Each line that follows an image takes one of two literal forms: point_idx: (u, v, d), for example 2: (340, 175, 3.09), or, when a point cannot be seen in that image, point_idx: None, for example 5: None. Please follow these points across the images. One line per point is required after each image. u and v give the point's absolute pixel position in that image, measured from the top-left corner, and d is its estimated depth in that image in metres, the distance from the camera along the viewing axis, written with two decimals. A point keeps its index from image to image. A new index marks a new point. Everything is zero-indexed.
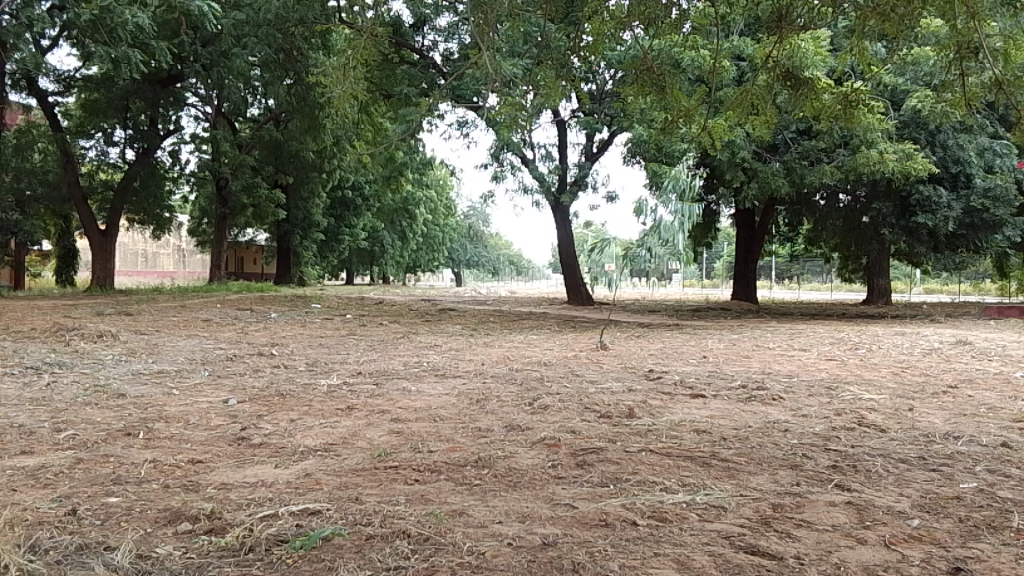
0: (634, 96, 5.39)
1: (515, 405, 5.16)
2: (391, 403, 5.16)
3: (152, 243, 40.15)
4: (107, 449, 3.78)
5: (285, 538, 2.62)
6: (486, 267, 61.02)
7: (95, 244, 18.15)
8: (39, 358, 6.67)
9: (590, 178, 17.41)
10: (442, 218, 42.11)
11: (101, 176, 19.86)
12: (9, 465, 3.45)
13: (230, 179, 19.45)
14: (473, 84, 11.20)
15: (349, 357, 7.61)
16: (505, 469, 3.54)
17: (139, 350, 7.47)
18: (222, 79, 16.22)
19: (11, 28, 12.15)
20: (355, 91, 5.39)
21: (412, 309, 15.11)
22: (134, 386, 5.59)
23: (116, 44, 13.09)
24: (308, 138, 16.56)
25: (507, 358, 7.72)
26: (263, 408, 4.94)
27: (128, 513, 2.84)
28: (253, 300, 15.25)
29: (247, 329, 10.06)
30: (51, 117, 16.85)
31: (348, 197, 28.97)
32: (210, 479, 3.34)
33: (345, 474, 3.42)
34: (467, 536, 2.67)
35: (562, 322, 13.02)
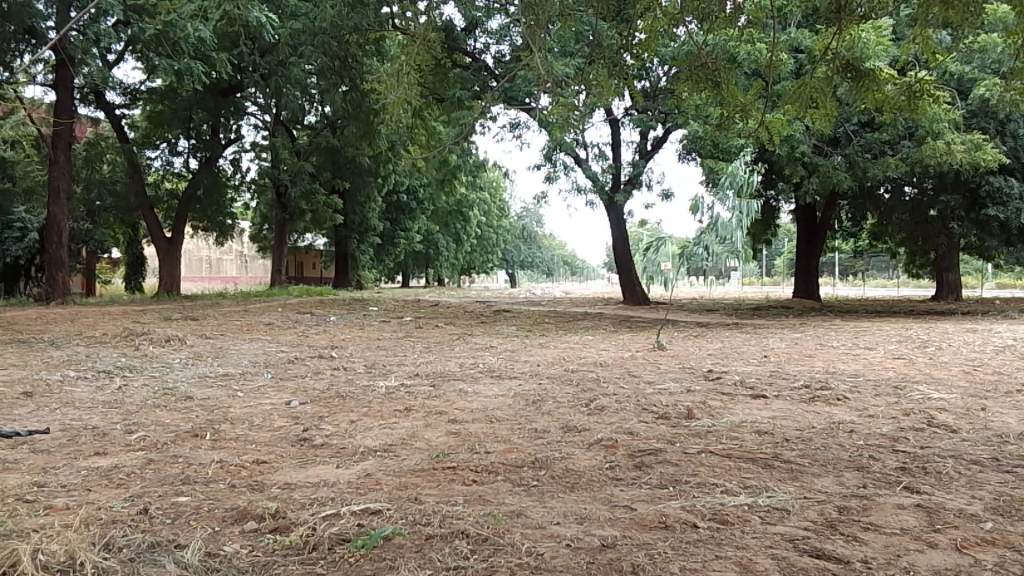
0: (689, 93, 5.31)
1: (571, 406, 5.14)
2: (448, 404, 5.20)
3: (216, 250, 41.33)
4: (176, 450, 3.91)
5: (347, 537, 2.66)
6: (540, 268, 61.04)
7: (162, 251, 18.72)
8: (111, 362, 6.91)
9: (645, 176, 17.27)
10: (496, 220, 42.31)
11: (167, 185, 20.51)
12: (84, 466, 3.59)
13: (290, 185, 19.88)
14: (525, 86, 11.21)
15: (407, 358, 7.69)
16: (563, 470, 3.53)
17: (205, 354, 7.70)
18: (280, 87, 16.61)
19: (79, 44, 12.66)
20: (409, 97, 5.47)
21: (467, 311, 15.19)
22: (201, 389, 5.76)
23: (179, 57, 13.50)
24: (363, 143, 16.82)
25: (563, 359, 7.69)
26: (324, 409, 5.03)
27: (196, 512, 2.92)
28: (312, 304, 15.56)
29: (307, 332, 10.26)
30: (119, 128, 17.48)
31: (403, 201, 29.34)
32: (274, 479, 3.42)
33: (404, 475, 3.46)
34: (525, 537, 2.67)
35: (619, 322, 12.91)
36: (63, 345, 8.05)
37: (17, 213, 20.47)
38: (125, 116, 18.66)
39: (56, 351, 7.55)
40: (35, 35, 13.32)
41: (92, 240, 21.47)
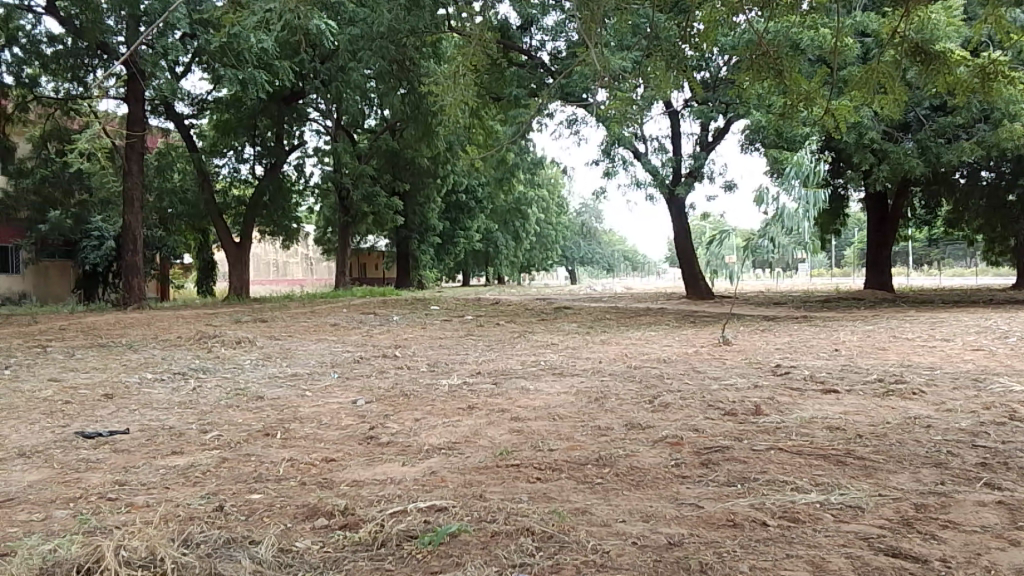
0: (751, 81, 5.19)
1: (634, 403, 5.10)
2: (510, 402, 5.21)
3: (283, 254, 42.42)
4: (249, 448, 4.02)
5: (414, 534, 2.70)
6: (600, 264, 60.71)
7: (231, 256, 19.28)
8: (186, 364, 7.16)
9: (706, 168, 16.98)
10: (554, 217, 42.25)
11: (235, 192, 21.12)
12: (163, 464, 3.73)
13: (351, 189, 20.31)
14: (582, 82, 11.15)
15: (468, 357, 7.74)
16: (628, 467, 3.50)
17: (274, 355, 7.90)
18: (341, 92, 16.94)
19: (148, 58, 13.09)
20: (466, 97, 5.51)
21: (528, 309, 15.20)
22: (271, 389, 5.92)
23: (243, 67, 13.87)
24: (423, 145, 17.01)
25: (625, 356, 7.62)
26: (389, 408, 5.11)
27: (269, 509, 3.00)
28: (375, 305, 15.77)
29: (371, 332, 10.43)
30: (188, 138, 18.08)
31: (462, 201, 29.56)
32: (342, 476, 3.49)
33: (469, 472, 3.49)
34: (591, 535, 2.66)
35: (682, 317, 12.73)
36: (141, 348, 8.38)
37: (95, 222, 21.38)
38: (193, 126, 19.28)
39: (135, 354, 7.86)
40: (108, 50, 13.84)
41: (165, 246, 22.27)
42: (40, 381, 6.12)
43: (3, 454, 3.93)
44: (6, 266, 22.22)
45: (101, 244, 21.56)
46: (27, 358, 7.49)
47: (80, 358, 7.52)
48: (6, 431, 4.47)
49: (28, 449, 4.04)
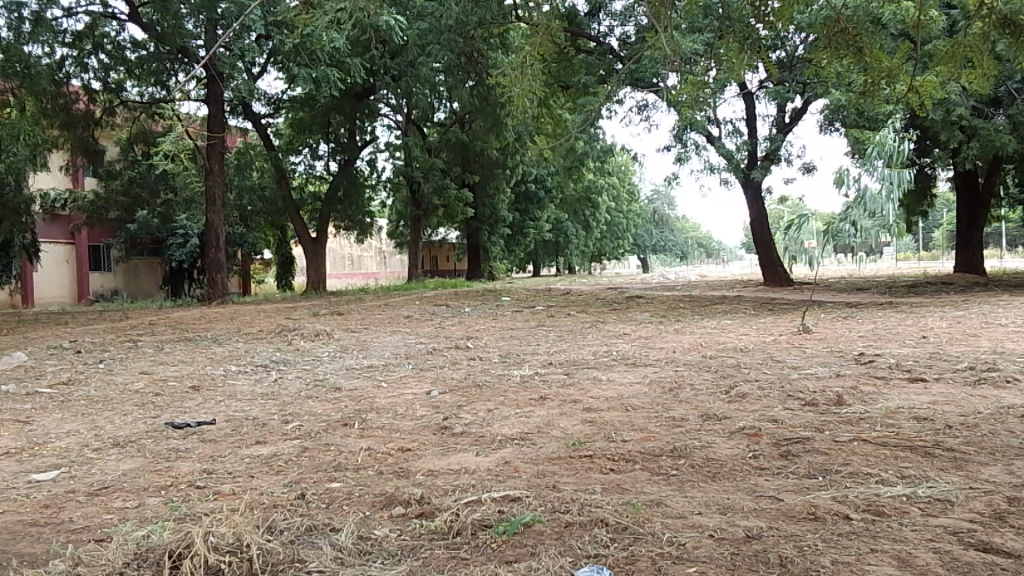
0: (828, 60, 5.01)
1: (710, 393, 5.01)
2: (582, 392, 5.19)
3: (358, 248, 43.26)
4: (329, 438, 4.13)
5: (489, 523, 2.72)
6: (673, 251, 59.78)
7: (309, 250, 19.77)
8: (267, 357, 7.40)
9: (783, 151, 16.50)
10: (625, 205, 41.81)
11: (311, 189, 21.65)
12: (247, 454, 3.86)
13: (423, 182, 20.55)
14: (652, 68, 10.95)
15: (540, 347, 7.74)
16: (703, 459, 3.45)
17: (350, 347, 8.07)
18: (411, 87, 17.15)
19: (227, 60, 13.42)
20: (534, 88, 5.50)
21: (600, 298, 15.09)
22: (348, 380, 6.07)
23: (316, 65, 14.15)
24: (492, 137, 17.06)
25: (700, 345, 7.47)
26: (462, 398, 5.16)
27: (348, 498, 3.08)
28: (447, 296, 15.90)
29: (444, 324, 10.56)
30: (265, 137, 18.61)
31: (532, 191, 29.54)
32: (418, 466, 3.55)
33: (543, 463, 3.49)
34: (666, 527, 2.62)
35: (759, 305, 12.42)
36: (224, 342, 8.69)
37: (180, 221, 22.25)
38: (270, 125, 19.82)
39: (220, 347, 8.16)
40: (188, 54, 14.34)
41: (246, 243, 23.02)
42: (133, 374, 6.43)
43: (101, 443, 4.14)
44: (100, 264, 23.42)
45: (186, 242, 22.43)
46: (120, 352, 7.87)
47: (169, 352, 7.86)
48: (103, 422, 4.71)
49: (123, 438, 4.25)
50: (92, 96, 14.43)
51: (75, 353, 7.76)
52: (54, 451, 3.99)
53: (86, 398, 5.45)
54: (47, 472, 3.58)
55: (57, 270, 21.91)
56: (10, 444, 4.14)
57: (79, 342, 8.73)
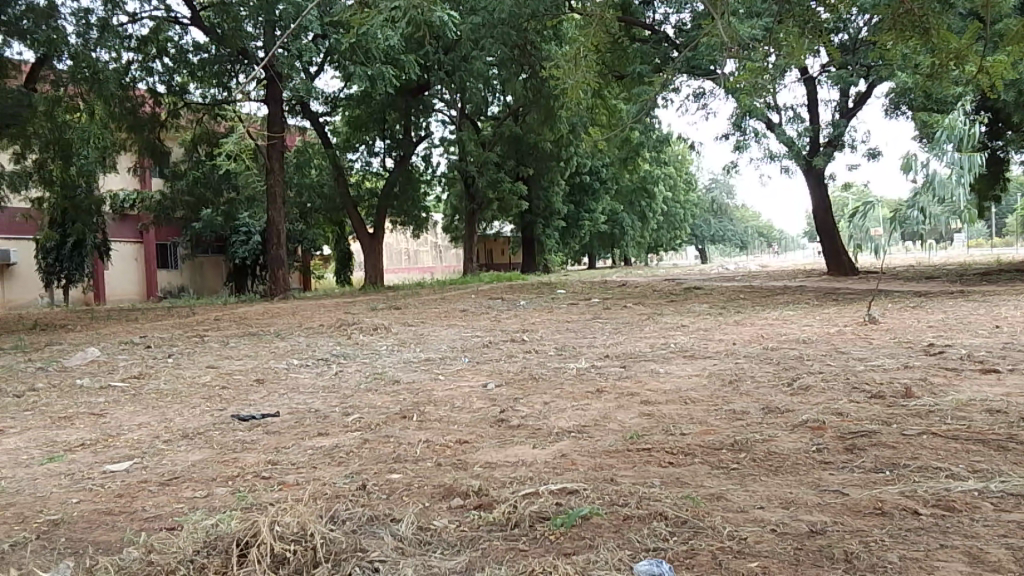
0: (893, 41, 4.83)
1: (772, 385, 4.91)
2: (639, 385, 5.15)
3: (414, 243, 43.70)
4: (388, 430, 4.19)
5: (546, 515, 2.72)
6: (733, 241, 58.74)
7: (366, 246, 20.04)
8: (328, 351, 7.54)
9: (847, 136, 16.04)
10: (682, 195, 41.20)
11: (368, 185, 21.95)
12: (310, 445, 3.95)
13: (477, 176, 20.64)
14: (708, 55, 10.74)
15: (596, 340, 7.70)
16: (765, 452, 3.38)
17: (409, 340, 8.16)
18: (465, 82, 17.23)
19: (285, 60, 13.64)
20: (588, 78, 5.46)
21: (656, 290, 14.93)
22: (407, 373, 6.14)
23: (371, 63, 14.32)
24: (546, 128, 17.00)
25: (760, 337, 7.33)
26: (518, 391, 5.18)
27: (408, 489, 3.12)
28: (503, 290, 15.92)
29: (500, 317, 10.60)
30: (323, 135, 18.94)
31: (586, 182, 29.38)
32: (476, 458, 3.57)
33: (600, 456, 3.48)
34: (727, 521, 2.59)
35: (823, 295, 12.10)
36: (287, 336, 8.89)
37: (243, 220, 22.80)
38: (328, 123, 20.14)
39: (282, 341, 8.35)
40: (248, 55, 14.65)
41: (306, 239, 23.50)
42: (200, 368, 6.62)
43: (171, 435, 4.29)
44: (167, 263, 24.19)
45: (248, 240, 22.98)
46: (188, 347, 8.14)
47: (234, 347, 8.08)
48: (172, 414, 4.87)
49: (191, 431, 4.38)
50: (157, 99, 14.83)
51: (145, 348, 8.04)
52: (127, 443, 4.15)
53: (156, 391, 5.65)
54: (121, 463, 3.72)
55: (126, 268, 22.74)
56: (85, 436, 4.31)
57: (150, 337, 9.05)
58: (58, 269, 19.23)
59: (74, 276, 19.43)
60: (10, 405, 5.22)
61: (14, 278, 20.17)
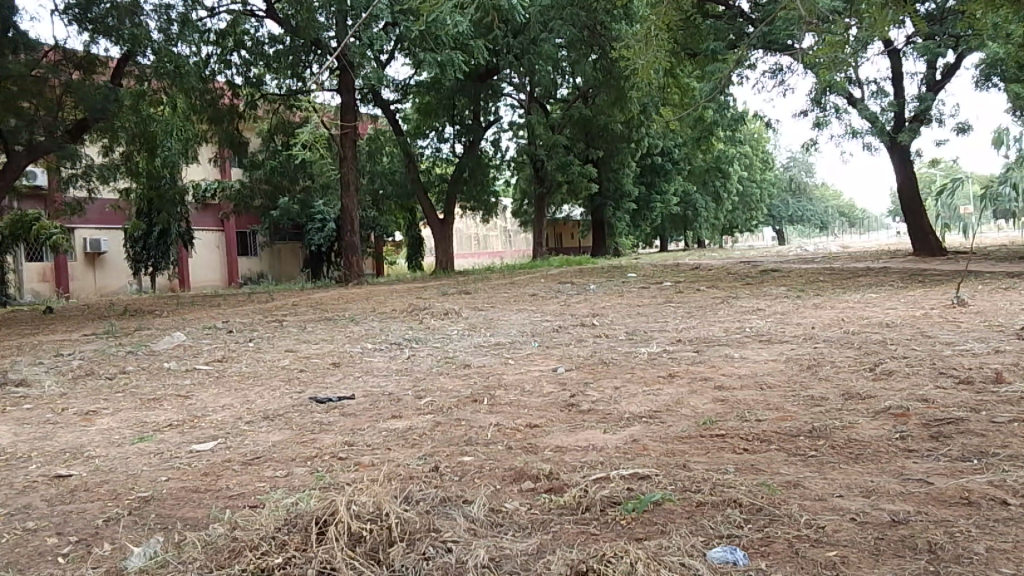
0: (985, 10, 4.56)
1: (852, 370, 4.76)
2: (713, 370, 5.06)
3: (483, 228, 43.93)
4: (459, 413, 4.24)
5: (618, 500, 2.70)
6: (812, 222, 56.90)
7: (437, 231, 20.24)
8: (400, 335, 7.66)
9: (934, 110, 15.31)
10: (759, 174, 40.09)
11: (438, 170, 22.17)
12: (384, 427, 4.03)
13: (546, 159, 20.54)
14: (784, 29, 10.38)
15: (668, 324, 7.60)
16: (845, 440, 3.28)
17: (479, 325, 8.22)
18: (534, 65, 17.13)
19: (356, 49, 13.73)
20: (658, 58, 5.36)
21: (731, 273, 14.60)
22: (477, 356, 6.21)
23: (441, 49, 14.34)
24: (615, 109, 16.74)
25: (841, 320, 7.10)
26: (589, 375, 5.16)
27: (480, 471, 3.16)
28: (572, 274, 15.84)
29: (570, 301, 10.57)
30: (394, 122, 19.16)
31: (658, 163, 28.89)
32: (546, 442, 3.58)
33: (672, 441, 3.43)
34: (804, 509, 2.52)
35: (907, 276, 11.61)
36: (361, 320, 9.11)
37: (318, 207, 23.32)
38: (398, 111, 20.36)
39: (356, 326, 8.53)
40: (321, 45, 14.89)
41: (378, 226, 23.86)
42: (279, 352, 6.83)
43: (252, 416, 4.44)
44: (246, 250, 25.00)
45: (324, 227, 23.51)
46: (267, 331, 8.40)
47: (311, 331, 8.30)
48: (254, 396, 5.06)
49: (272, 412, 4.53)
50: (235, 91, 15.26)
51: (228, 332, 8.34)
52: (211, 423, 4.32)
53: (238, 374, 5.86)
54: (206, 443, 3.87)
55: (209, 256, 23.60)
56: (172, 417, 4.51)
57: (232, 322, 9.38)
58: (145, 257, 20.09)
59: (160, 263, 20.26)
60: (104, 387, 5.50)
61: (105, 266, 21.16)
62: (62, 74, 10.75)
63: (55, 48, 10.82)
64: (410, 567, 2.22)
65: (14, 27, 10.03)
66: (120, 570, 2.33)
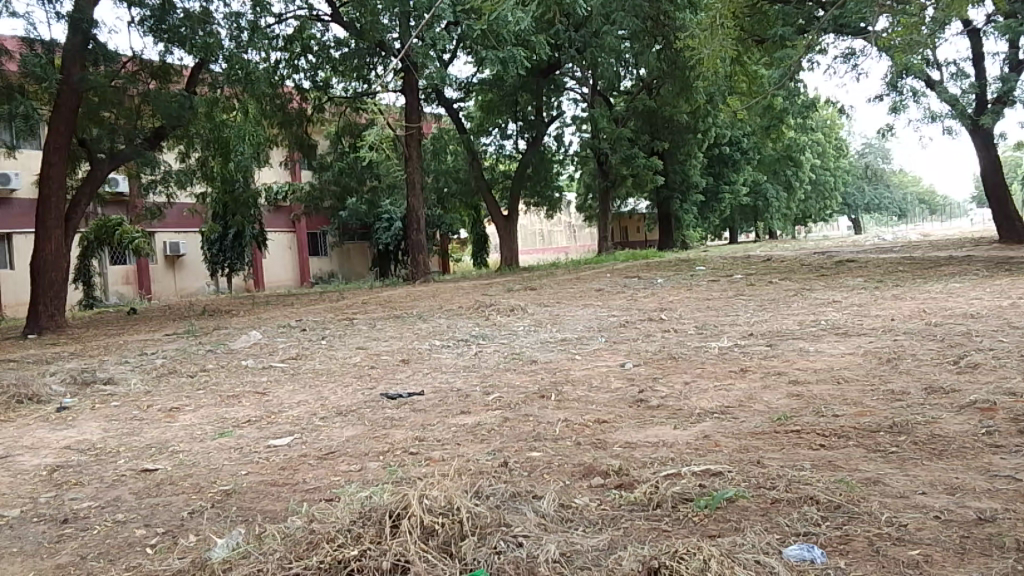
0: None
1: (935, 363, 4.57)
2: (788, 364, 4.94)
3: (548, 223, 43.83)
4: (528, 409, 4.25)
5: (689, 496, 2.67)
6: (889, 209, 54.92)
7: (501, 228, 20.30)
8: (468, 331, 7.72)
9: (1019, 91, 14.56)
10: (832, 161, 38.84)
11: (502, 167, 22.24)
12: (453, 423, 4.07)
13: (611, 153, 20.37)
14: (859, 10, 10.00)
15: (740, 318, 7.44)
16: (928, 435, 3.15)
17: (545, 321, 8.22)
18: (597, 58, 16.96)
19: (420, 49, 13.85)
20: (726, 47, 5.25)
21: (805, 264, 14.18)
22: (545, 352, 6.20)
23: (503, 46, 14.35)
24: (681, 99, 16.43)
25: (922, 312, 6.83)
26: (657, 371, 5.11)
27: (549, 467, 3.16)
28: (639, 268, 15.69)
29: (637, 296, 10.45)
30: (458, 120, 19.29)
31: (726, 153, 28.29)
32: (616, 438, 3.55)
33: (746, 437, 3.36)
34: (885, 507, 2.43)
35: (994, 265, 11.07)
36: (428, 318, 9.21)
37: (385, 207, 23.69)
38: (461, 109, 20.47)
39: (425, 323, 8.64)
40: (385, 47, 15.08)
41: (444, 224, 24.09)
42: (352, 349, 6.96)
43: (326, 412, 4.55)
44: (317, 250, 25.61)
45: (390, 226, 23.87)
46: (338, 329, 8.58)
47: (381, 328, 8.45)
48: (327, 392, 5.19)
49: (345, 408, 4.63)
50: (303, 95, 15.62)
51: (301, 331, 8.57)
52: (287, 419, 4.44)
53: (312, 371, 6.02)
54: (283, 438, 3.98)
55: (282, 256, 24.26)
56: (251, 413, 4.66)
57: (305, 320, 9.62)
58: (221, 258, 20.80)
59: (236, 265, 20.94)
60: (186, 384, 5.71)
61: (185, 267, 21.99)
62: (140, 84, 11.30)
63: (133, 59, 11.24)
64: (482, 561, 2.24)
65: (94, 40, 10.39)
66: (205, 560, 2.42)
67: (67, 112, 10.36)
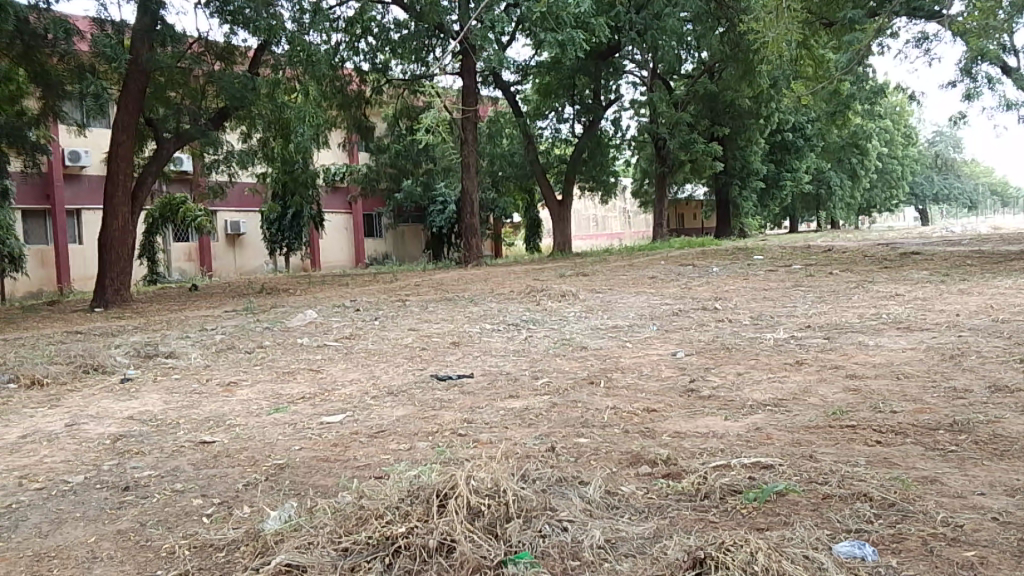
0: None
1: (1001, 361, 4.41)
2: (845, 358, 4.81)
3: (602, 209, 43.46)
4: (576, 395, 4.24)
5: (738, 488, 2.63)
6: (959, 201, 53.05)
7: (554, 212, 20.23)
8: (518, 316, 7.73)
9: None
10: (900, 149, 37.53)
11: (557, 151, 22.11)
12: (502, 406, 4.09)
13: (668, 138, 20.02)
14: None
15: (796, 309, 7.27)
16: (991, 435, 3.05)
17: (596, 307, 8.17)
18: (656, 41, 16.66)
19: (478, 31, 13.79)
20: (790, 31, 5.12)
21: (867, 255, 13.74)
22: (595, 339, 6.18)
23: (562, 29, 14.21)
24: (744, 83, 16.00)
25: (992, 308, 6.57)
26: (709, 360, 5.05)
27: (596, 453, 3.15)
28: (694, 256, 15.40)
29: (691, 284, 10.29)
30: (515, 103, 19.21)
31: (788, 140, 27.59)
32: (665, 427, 3.52)
33: (798, 431, 3.30)
34: (941, 506, 2.36)
35: None
36: (480, 301, 9.25)
37: (439, 189, 23.81)
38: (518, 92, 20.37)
39: (476, 307, 8.67)
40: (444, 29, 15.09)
41: (497, 207, 24.08)
42: (403, 330, 7.04)
43: (377, 391, 4.63)
44: (372, 231, 25.93)
45: (445, 209, 23.99)
46: (391, 310, 8.69)
47: (432, 311, 8.53)
48: (379, 371, 5.27)
49: (396, 388, 4.69)
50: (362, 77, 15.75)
51: (354, 311, 8.69)
52: (340, 397, 4.52)
53: (364, 350, 6.12)
54: (335, 415, 4.06)
55: (338, 237, 24.63)
56: (305, 390, 4.76)
57: (358, 300, 9.76)
58: (280, 237, 21.23)
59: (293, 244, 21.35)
60: (243, 360, 5.87)
61: (245, 246, 22.53)
62: (205, 65, 11.56)
63: (199, 40, 11.50)
64: (527, 544, 2.25)
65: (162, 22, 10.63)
66: (258, 531, 2.49)
67: (135, 91, 10.68)
